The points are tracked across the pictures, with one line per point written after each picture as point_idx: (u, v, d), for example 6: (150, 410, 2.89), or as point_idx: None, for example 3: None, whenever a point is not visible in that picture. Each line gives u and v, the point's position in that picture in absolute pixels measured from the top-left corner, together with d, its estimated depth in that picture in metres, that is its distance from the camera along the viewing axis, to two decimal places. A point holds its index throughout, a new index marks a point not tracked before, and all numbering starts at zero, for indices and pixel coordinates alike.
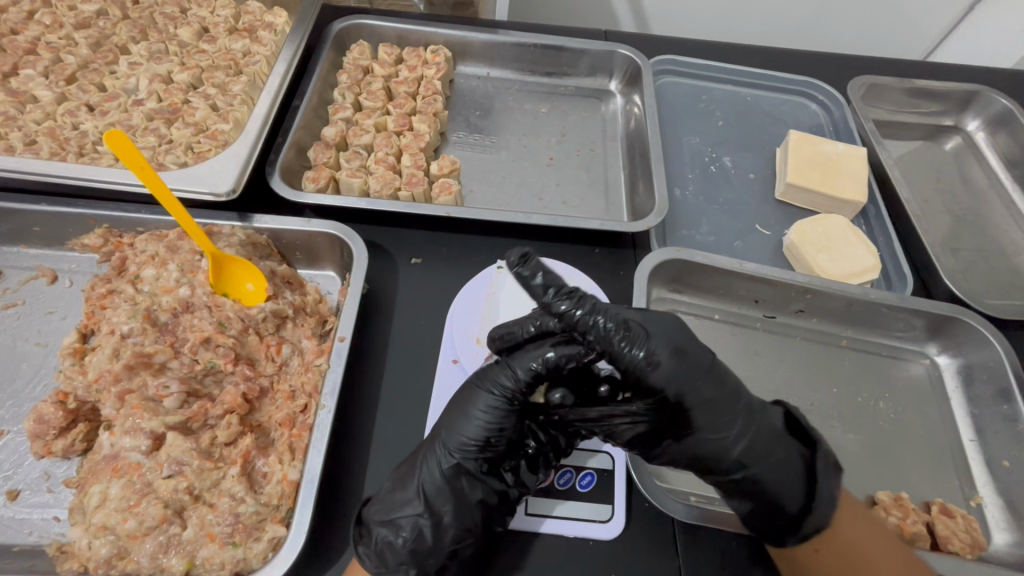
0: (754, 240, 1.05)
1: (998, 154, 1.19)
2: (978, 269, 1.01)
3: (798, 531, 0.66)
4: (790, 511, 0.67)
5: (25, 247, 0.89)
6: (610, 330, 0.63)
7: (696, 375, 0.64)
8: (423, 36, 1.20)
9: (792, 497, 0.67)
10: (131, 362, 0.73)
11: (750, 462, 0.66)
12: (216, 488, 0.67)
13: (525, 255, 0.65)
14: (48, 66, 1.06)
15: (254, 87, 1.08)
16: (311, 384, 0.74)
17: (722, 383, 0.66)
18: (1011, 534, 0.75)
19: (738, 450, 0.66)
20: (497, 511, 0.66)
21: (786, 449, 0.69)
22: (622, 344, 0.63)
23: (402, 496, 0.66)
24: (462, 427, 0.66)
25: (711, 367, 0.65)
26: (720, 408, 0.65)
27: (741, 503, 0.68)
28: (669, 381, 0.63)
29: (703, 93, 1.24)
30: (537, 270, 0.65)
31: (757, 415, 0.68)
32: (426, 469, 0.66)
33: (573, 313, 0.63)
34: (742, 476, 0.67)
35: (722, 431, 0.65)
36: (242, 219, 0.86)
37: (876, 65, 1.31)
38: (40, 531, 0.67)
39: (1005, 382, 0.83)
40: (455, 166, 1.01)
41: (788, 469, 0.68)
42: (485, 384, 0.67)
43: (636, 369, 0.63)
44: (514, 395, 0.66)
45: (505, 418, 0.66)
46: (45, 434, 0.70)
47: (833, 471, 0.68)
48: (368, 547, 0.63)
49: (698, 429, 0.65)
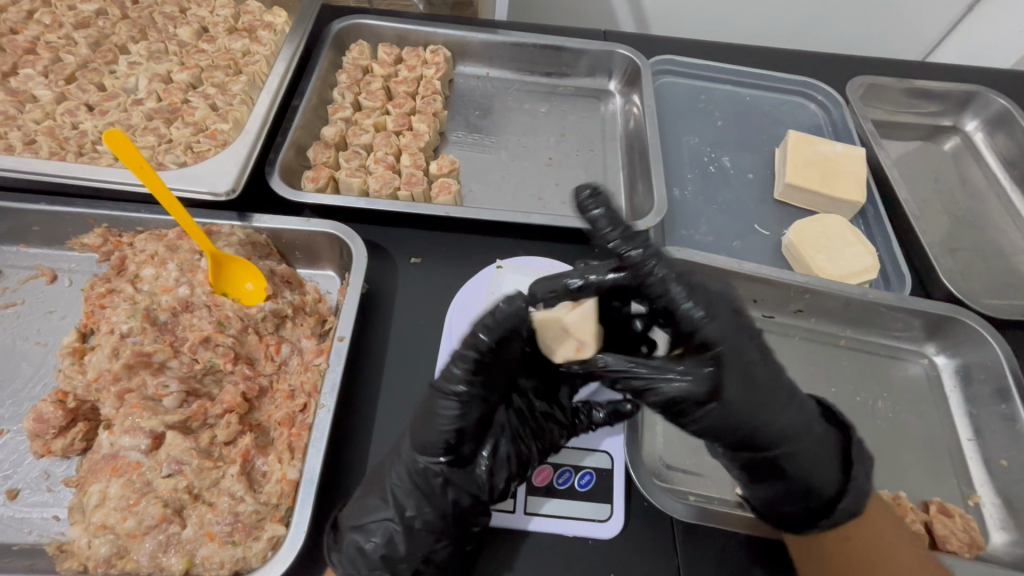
0: (753, 240, 1.05)
1: (997, 155, 1.19)
2: (977, 270, 1.02)
3: (833, 518, 0.65)
4: (825, 495, 0.65)
5: (24, 246, 0.89)
6: (668, 281, 0.59)
7: (746, 338, 0.60)
8: (423, 36, 1.20)
9: (825, 482, 0.65)
10: (130, 361, 0.73)
11: (791, 440, 0.63)
12: (215, 487, 0.67)
13: (595, 189, 0.57)
14: (47, 65, 1.06)
15: (253, 86, 1.08)
16: (310, 384, 0.75)
17: (767, 355, 0.62)
18: (1009, 533, 0.76)
19: (782, 423, 0.62)
20: (472, 511, 0.66)
21: (822, 428, 0.66)
22: (681, 296, 0.59)
23: (373, 502, 0.66)
24: (426, 429, 0.65)
25: (760, 340, 0.63)
26: (765, 377, 0.61)
27: (774, 484, 0.65)
28: (724, 338, 0.59)
29: (702, 93, 1.25)
30: (608, 207, 0.57)
31: (799, 394, 0.64)
32: (396, 472, 0.66)
33: (642, 261, 0.58)
34: (782, 454, 0.63)
35: (769, 404, 0.61)
36: (241, 219, 0.85)
37: (875, 66, 1.31)
38: (40, 530, 0.67)
39: (1003, 382, 0.84)
40: (454, 166, 1.01)
41: (824, 450, 0.65)
42: (441, 385, 0.64)
43: (692, 325, 0.59)
44: (467, 391, 0.64)
45: (466, 415, 0.65)
46: (45, 433, 0.70)
47: (867, 458, 0.67)
48: (340, 554, 0.63)
49: (744, 398, 0.60)
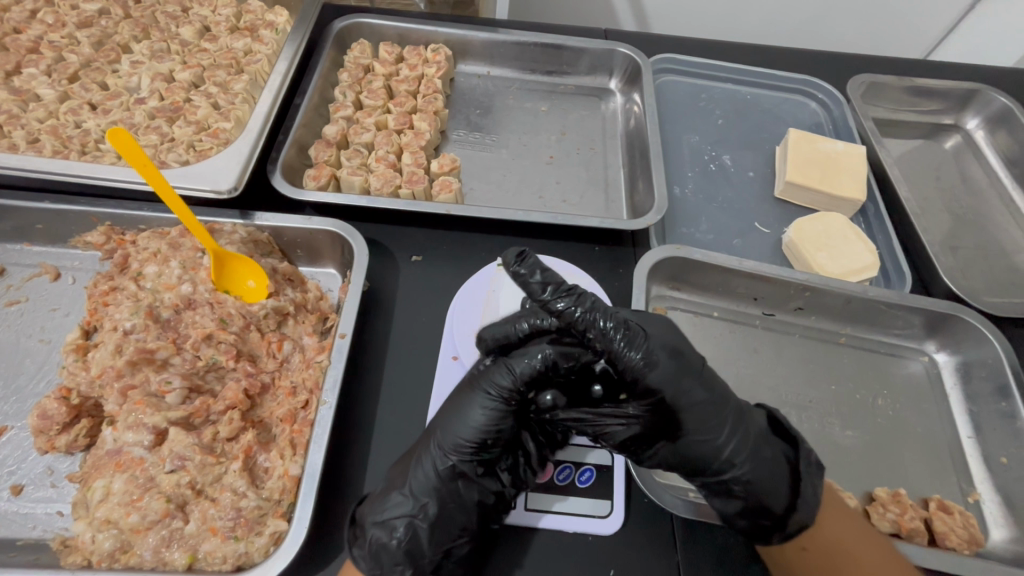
0: (753, 237, 1.05)
1: (998, 153, 1.19)
2: (977, 268, 1.02)
3: (784, 530, 0.65)
4: (776, 512, 0.65)
5: (28, 244, 0.90)
6: (609, 331, 0.63)
7: (687, 378, 0.64)
8: (424, 35, 1.20)
9: (776, 496, 0.65)
10: (133, 358, 0.73)
11: (737, 463, 0.65)
12: (218, 483, 0.67)
13: (522, 254, 0.69)
14: (51, 64, 1.06)
15: (255, 85, 1.09)
16: (312, 380, 0.75)
17: (711, 389, 0.66)
18: (1008, 530, 0.76)
19: (727, 450, 0.65)
20: (494, 509, 0.67)
21: (771, 450, 0.68)
22: (621, 346, 0.63)
23: (395, 497, 0.65)
24: (460, 428, 0.66)
25: (703, 371, 0.66)
26: (707, 413, 0.65)
27: (729, 503, 0.67)
28: (666, 382, 0.63)
29: (702, 92, 1.25)
30: (534, 268, 0.68)
31: (745, 418, 0.68)
32: (420, 469, 0.66)
33: (572, 312, 0.64)
34: (731, 478, 0.66)
35: (710, 435, 0.65)
36: (243, 217, 0.86)
37: (876, 64, 1.31)
38: (44, 525, 0.67)
39: (1003, 379, 0.84)
40: (455, 164, 1.02)
41: (776, 470, 0.67)
42: (483, 384, 0.67)
43: (634, 371, 0.63)
44: (510, 395, 0.65)
45: (504, 418, 0.66)
46: (49, 430, 0.71)
47: (817, 471, 0.67)
48: (362, 549, 0.63)
49: (688, 432, 0.65)
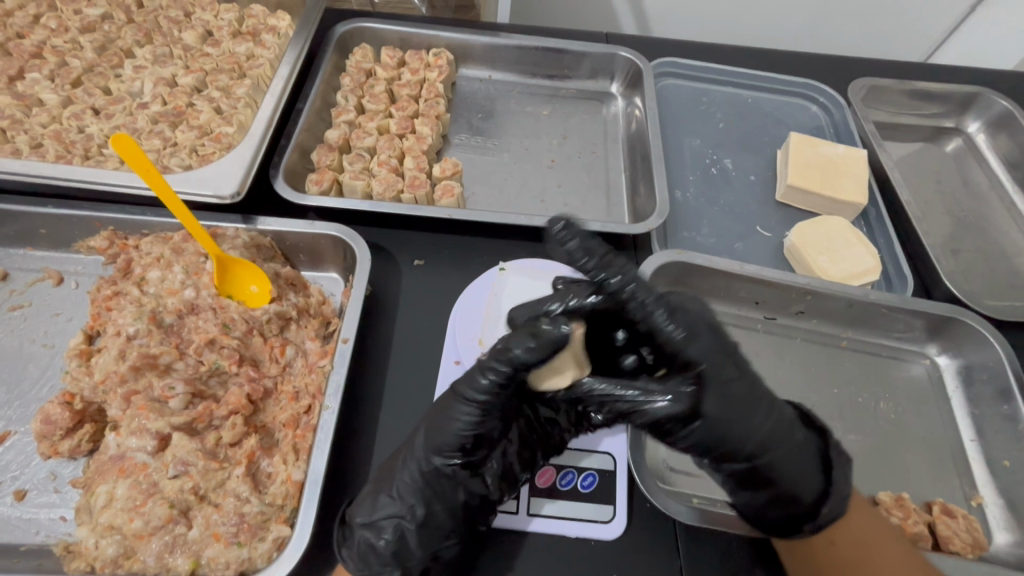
0: (755, 241, 1.05)
1: (999, 156, 1.20)
2: (979, 271, 1.02)
3: (813, 522, 0.68)
4: (805, 501, 0.68)
5: (31, 249, 0.90)
6: (651, 303, 0.62)
7: (725, 355, 0.64)
8: (425, 39, 1.20)
9: (808, 485, 0.68)
10: (137, 363, 0.73)
11: (772, 448, 0.65)
12: (221, 488, 0.67)
13: (567, 223, 0.66)
14: (54, 69, 1.06)
15: (257, 89, 1.09)
16: (315, 385, 0.75)
17: (745, 371, 0.66)
18: (1012, 534, 0.76)
19: (761, 436, 0.64)
20: (480, 511, 0.66)
21: (802, 436, 0.69)
22: (662, 317, 0.62)
23: (383, 498, 0.66)
24: (442, 431, 0.65)
25: (736, 351, 0.66)
26: (745, 392, 0.64)
27: (761, 491, 0.67)
28: (705, 355, 0.63)
29: (703, 95, 1.25)
30: (577, 237, 0.65)
31: (778, 404, 0.68)
32: (406, 471, 0.66)
33: (619, 284, 0.62)
34: (766, 462, 0.65)
35: (750, 416, 0.64)
36: (245, 222, 0.86)
37: (877, 67, 1.31)
38: (47, 530, 0.67)
39: (1005, 383, 0.84)
40: (457, 168, 1.02)
41: (805, 458, 0.68)
42: (461, 390, 0.64)
43: (674, 345, 0.62)
44: (489, 399, 0.63)
45: (484, 420, 0.64)
46: (52, 435, 0.71)
47: (846, 462, 0.70)
48: (351, 549, 0.64)
49: (727, 411, 0.63)
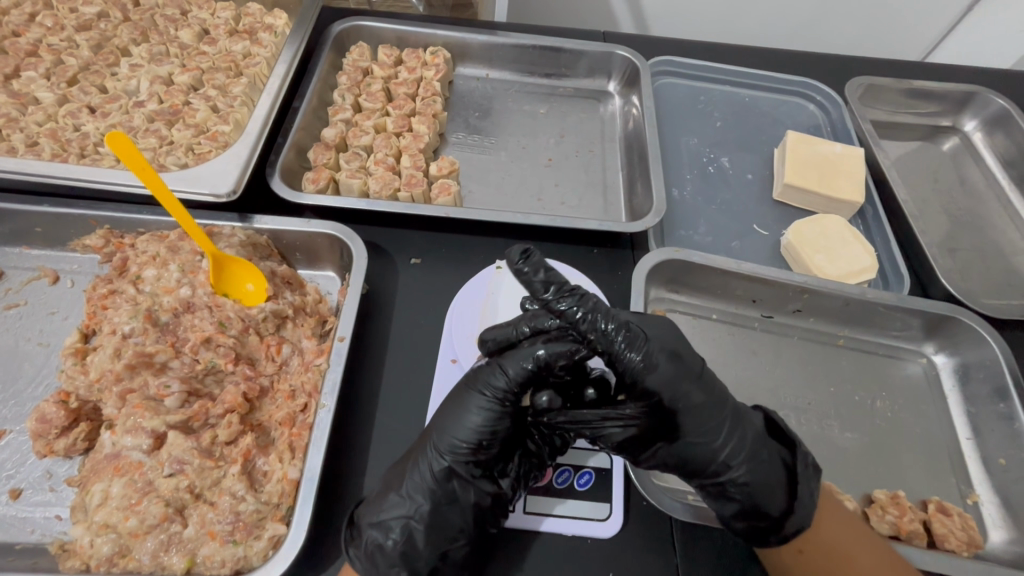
0: (752, 240, 1.05)
1: (995, 155, 1.20)
2: (975, 269, 1.02)
3: (781, 533, 0.65)
4: (772, 513, 0.65)
5: (27, 248, 0.90)
6: (611, 332, 0.63)
7: (687, 381, 0.64)
8: (423, 37, 1.20)
9: (772, 499, 0.65)
10: (132, 361, 0.73)
11: (733, 465, 0.65)
12: (217, 487, 0.67)
13: (527, 253, 0.69)
14: (50, 67, 1.06)
15: (254, 88, 1.09)
16: (311, 384, 0.75)
17: (711, 392, 0.66)
18: (1007, 532, 0.76)
19: (722, 451, 0.65)
20: (490, 512, 0.66)
21: (768, 452, 0.67)
22: (621, 346, 0.63)
23: (392, 498, 0.65)
24: (457, 429, 0.65)
25: (701, 374, 0.66)
26: (703, 414, 0.64)
27: (726, 505, 0.67)
28: (664, 384, 0.63)
29: (700, 94, 1.25)
30: (538, 267, 0.68)
31: (745, 420, 0.68)
32: (418, 470, 0.66)
33: (573, 312, 0.64)
34: (727, 480, 0.65)
35: (705, 437, 0.65)
36: (242, 220, 0.86)
37: (875, 66, 1.31)
38: (42, 529, 0.67)
39: (1001, 381, 0.84)
40: (454, 167, 1.02)
41: (771, 472, 0.66)
42: (478, 385, 0.66)
43: (634, 373, 0.63)
44: (506, 396, 0.65)
45: (498, 419, 0.65)
46: (47, 434, 0.71)
47: (813, 473, 0.67)
48: (358, 549, 0.63)
49: (687, 433, 0.65)
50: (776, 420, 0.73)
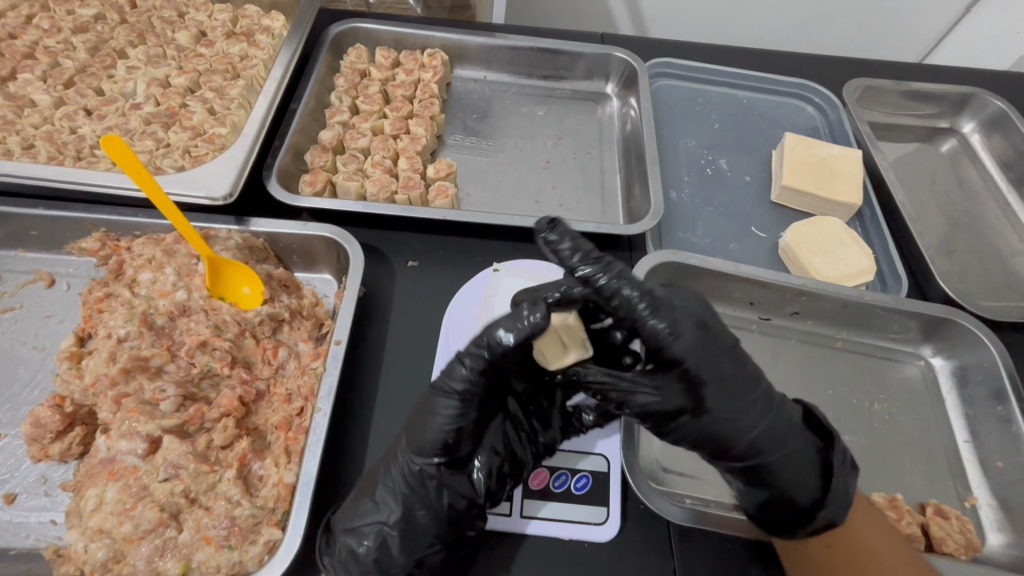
0: (750, 242, 1.05)
1: (993, 156, 1.20)
2: (973, 271, 1.02)
3: (809, 526, 0.65)
4: (800, 502, 0.66)
5: (22, 251, 0.89)
6: (633, 299, 0.59)
7: (716, 353, 0.62)
8: (420, 40, 1.20)
9: (804, 485, 0.66)
10: (127, 366, 0.73)
11: (766, 450, 0.64)
12: (212, 491, 0.67)
13: (553, 221, 0.62)
14: (46, 70, 1.06)
15: (251, 90, 1.09)
16: (307, 387, 0.75)
17: (741, 368, 0.64)
18: (1005, 535, 0.76)
19: (755, 434, 0.64)
20: (466, 515, 0.65)
21: (803, 440, 0.67)
22: (644, 312, 0.59)
23: (365, 504, 0.65)
24: (424, 429, 0.64)
25: (732, 348, 0.64)
26: (736, 391, 0.63)
27: (756, 492, 0.67)
28: (691, 353, 0.60)
29: (698, 96, 1.25)
30: (565, 236, 0.62)
31: (780, 404, 0.66)
32: (390, 475, 0.66)
33: (599, 279, 0.59)
34: (759, 464, 0.65)
35: (738, 418, 0.63)
36: (238, 223, 0.86)
37: (872, 68, 1.31)
38: (37, 534, 0.67)
39: (999, 384, 0.84)
40: (452, 169, 1.01)
41: (803, 460, 0.66)
42: (441, 384, 0.64)
43: (658, 341, 0.59)
44: (468, 390, 0.63)
45: (466, 414, 0.64)
46: (42, 438, 0.71)
47: (850, 470, 0.67)
48: (333, 557, 0.63)
49: (718, 409, 0.63)
50: (814, 413, 0.73)
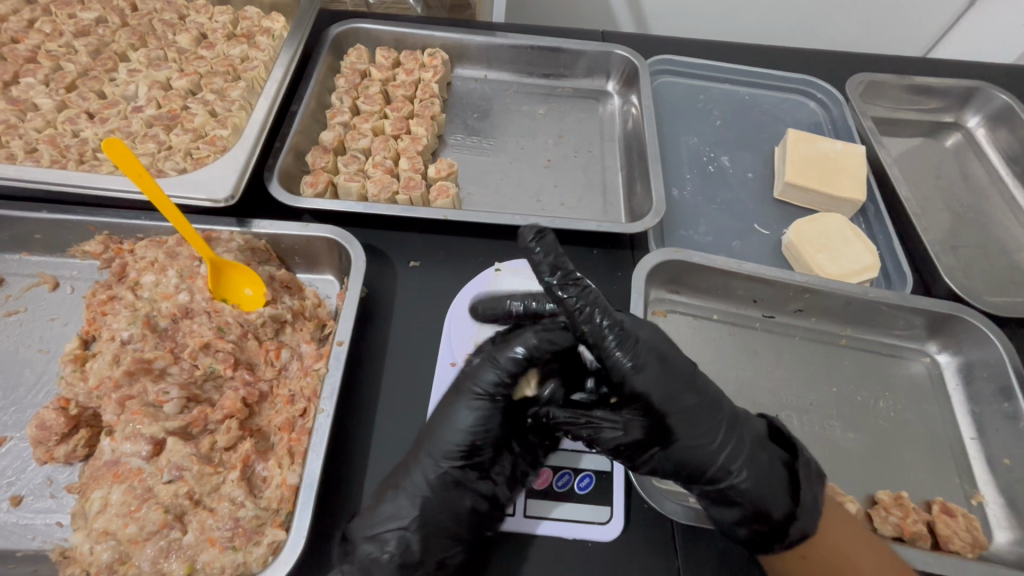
0: (753, 239, 1.05)
1: (999, 150, 1.19)
2: (979, 267, 1.01)
3: (785, 539, 0.64)
4: (774, 519, 0.65)
5: (27, 254, 0.90)
6: (603, 327, 0.64)
7: (677, 381, 0.65)
8: (420, 38, 1.20)
9: (775, 502, 0.65)
10: (131, 368, 0.73)
11: (733, 470, 0.65)
12: (215, 493, 0.67)
13: (540, 233, 0.66)
14: (48, 74, 1.06)
15: (252, 92, 1.09)
16: (310, 388, 0.75)
17: (704, 393, 0.67)
18: (1012, 533, 0.75)
19: (721, 454, 0.65)
20: (488, 516, 0.66)
21: (768, 455, 0.68)
22: (612, 344, 0.64)
23: (387, 509, 0.65)
24: (450, 429, 0.67)
25: (692, 375, 0.67)
26: (699, 417, 0.65)
27: (728, 511, 0.66)
28: (653, 384, 0.64)
29: (700, 92, 1.24)
30: (550, 249, 0.65)
31: (741, 423, 0.68)
32: (413, 479, 0.66)
33: (573, 302, 0.64)
34: (728, 484, 0.65)
35: (704, 439, 0.65)
36: (240, 224, 0.86)
37: (876, 62, 1.30)
38: (43, 536, 0.67)
39: (1006, 380, 0.83)
40: (452, 169, 1.01)
41: (769, 475, 0.66)
42: (469, 386, 0.68)
43: (623, 372, 0.64)
44: (497, 394, 0.67)
45: (492, 419, 0.67)
46: (47, 440, 0.71)
47: (817, 480, 0.66)
48: (352, 564, 0.62)
49: (682, 435, 0.65)
50: (780, 428, 0.73)
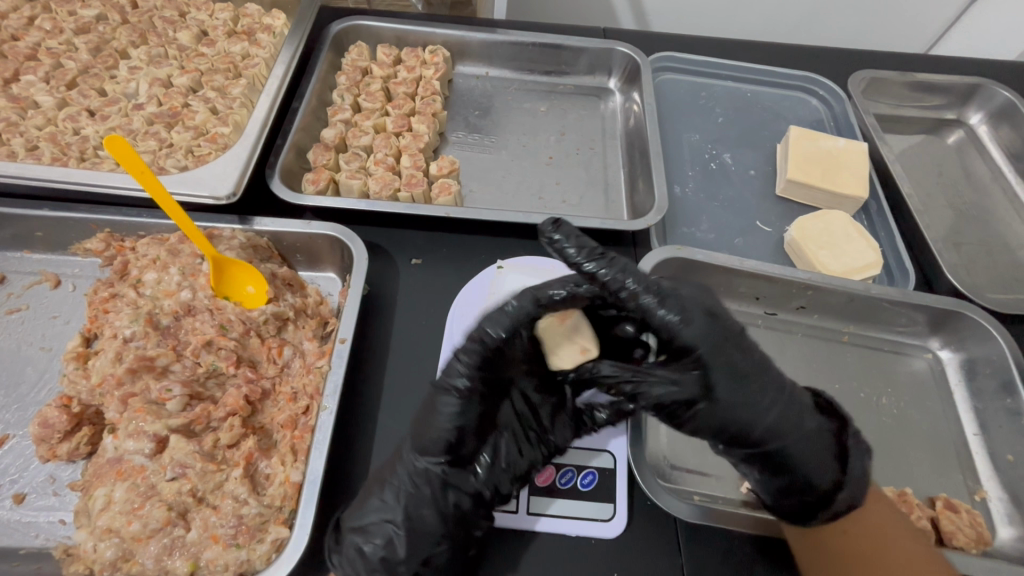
0: (754, 236, 1.04)
1: (1001, 147, 1.18)
2: (981, 264, 1.01)
3: (831, 509, 0.67)
4: (821, 488, 0.67)
5: (29, 252, 0.90)
6: (641, 290, 0.61)
7: (725, 338, 0.64)
8: (422, 36, 1.20)
9: (823, 472, 0.67)
10: (133, 366, 0.73)
11: (783, 434, 0.66)
12: (219, 490, 0.67)
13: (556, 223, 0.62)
14: (49, 71, 1.06)
15: (253, 89, 1.09)
16: (312, 386, 0.75)
17: (751, 354, 0.66)
18: (1015, 528, 0.75)
19: (771, 420, 0.65)
20: (473, 514, 0.65)
21: (814, 422, 0.69)
22: (654, 303, 0.61)
23: (375, 501, 0.65)
24: (428, 424, 0.65)
25: (739, 336, 0.66)
26: (749, 376, 0.65)
27: (775, 478, 0.68)
28: (703, 339, 0.63)
29: (702, 89, 1.24)
30: (570, 234, 0.62)
31: (790, 391, 0.68)
32: (399, 476, 0.65)
33: (606, 274, 0.60)
34: (778, 448, 0.66)
35: (756, 403, 0.65)
36: (242, 222, 0.86)
37: (879, 58, 1.30)
38: (46, 533, 0.67)
39: (1008, 376, 0.83)
40: (454, 166, 1.01)
41: (817, 443, 0.68)
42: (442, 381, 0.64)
43: (670, 329, 0.62)
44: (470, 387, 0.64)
45: (468, 411, 0.65)
46: (50, 438, 0.71)
47: (867, 453, 0.70)
48: (340, 555, 0.63)
49: (731, 400, 0.64)
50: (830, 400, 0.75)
